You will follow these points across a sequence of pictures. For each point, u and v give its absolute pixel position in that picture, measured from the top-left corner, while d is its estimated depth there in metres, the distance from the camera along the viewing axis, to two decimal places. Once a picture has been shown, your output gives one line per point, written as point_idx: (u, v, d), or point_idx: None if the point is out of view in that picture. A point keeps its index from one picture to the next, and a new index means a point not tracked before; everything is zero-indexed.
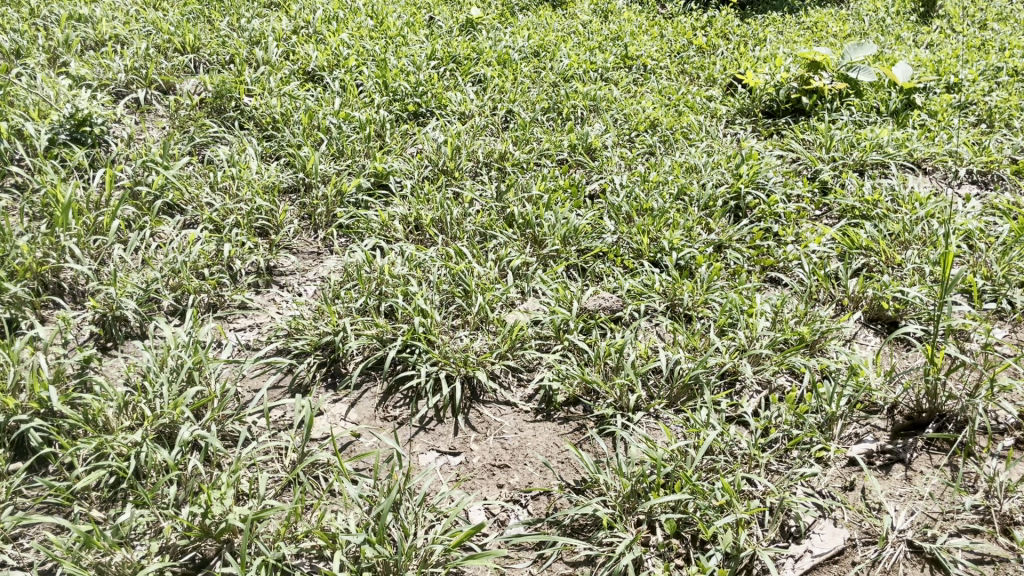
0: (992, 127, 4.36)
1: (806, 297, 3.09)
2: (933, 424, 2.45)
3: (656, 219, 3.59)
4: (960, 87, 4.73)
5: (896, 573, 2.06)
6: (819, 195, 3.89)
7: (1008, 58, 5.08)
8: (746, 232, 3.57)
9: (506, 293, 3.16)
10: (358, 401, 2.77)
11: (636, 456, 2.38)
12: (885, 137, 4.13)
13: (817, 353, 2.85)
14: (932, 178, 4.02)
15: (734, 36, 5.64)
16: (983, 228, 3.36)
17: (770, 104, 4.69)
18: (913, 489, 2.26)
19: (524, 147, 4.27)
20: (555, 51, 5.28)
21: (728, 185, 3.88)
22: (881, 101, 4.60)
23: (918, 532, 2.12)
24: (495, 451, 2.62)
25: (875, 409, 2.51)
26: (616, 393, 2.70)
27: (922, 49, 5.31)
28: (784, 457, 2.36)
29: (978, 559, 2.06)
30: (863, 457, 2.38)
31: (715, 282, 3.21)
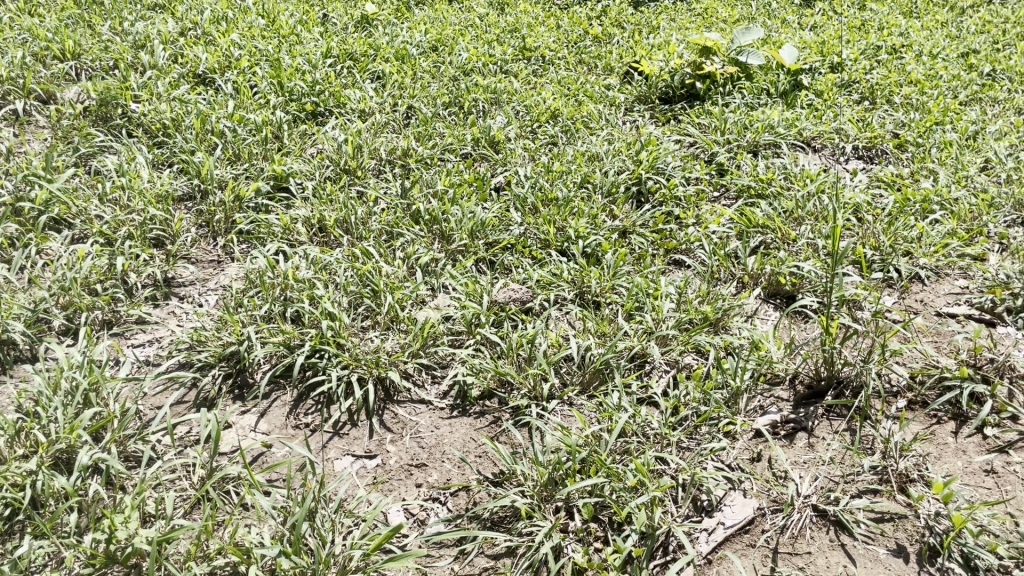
0: (874, 104, 4.56)
1: (708, 277, 3.18)
2: (832, 392, 2.55)
3: (561, 209, 3.63)
4: (844, 66, 4.92)
5: (804, 537, 2.12)
6: (716, 176, 4.00)
7: (887, 37, 5.31)
8: (648, 217, 3.66)
9: (415, 290, 3.13)
10: (267, 410, 2.70)
11: (551, 445, 2.40)
12: (775, 118, 4.28)
13: (720, 330, 2.93)
14: (821, 156, 4.18)
15: (628, 25, 5.74)
16: (870, 201, 3.51)
17: (666, 90, 4.80)
18: (816, 455, 2.35)
19: (427, 143, 4.25)
20: (453, 44, 5.25)
21: (629, 171, 3.95)
22: (770, 83, 4.76)
23: (822, 496, 2.20)
24: (412, 450, 2.59)
25: (778, 381, 2.60)
26: (530, 383, 2.70)
27: (807, 31, 5.51)
28: (694, 433, 2.42)
29: (879, 517, 2.13)
30: (768, 428, 2.46)
31: (621, 268, 3.26)
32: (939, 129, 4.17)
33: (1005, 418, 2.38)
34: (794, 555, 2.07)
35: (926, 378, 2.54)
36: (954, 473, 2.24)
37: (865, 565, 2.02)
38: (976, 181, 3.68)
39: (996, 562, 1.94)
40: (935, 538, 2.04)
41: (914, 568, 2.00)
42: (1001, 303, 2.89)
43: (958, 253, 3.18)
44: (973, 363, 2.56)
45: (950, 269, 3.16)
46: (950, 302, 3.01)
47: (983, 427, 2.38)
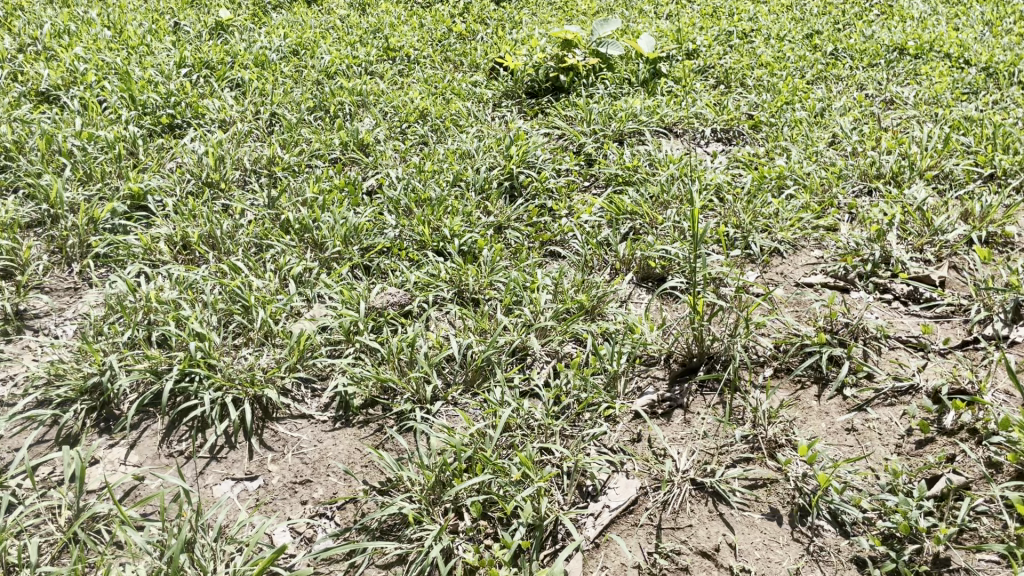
0: (730, 87, 4.75)
1: (582, 267, 3.24)
2: (705, 366, 2.65)
3: (435, 208, 3.61)
4: (699, 53, 5.11)
5: (685, 511, 2.18)
6: (585, 167, 4.08)
7: (737, 23, 5.53)
8: (522, 211, 3.69)
9: (288, 303, 3.04)
10: (137, 442, 2.58)
11: (437, 447, 2.38)
12: (637, 106, 4.41)
13: (597, 317, 2.98)
14: (683, 140, 4.32)
15: (491, 21, 5.77)
16: (729, 181, 3.67)
17: (531, 84, 4.86)
18: (692, 430, 2.43)
19: (293, 150, 4.14)
20: (315, 48, 5.14)
21: (500, 166, 3.97)
22: (631, 72, 4.89)
23: (699, 470, 2.27)
24: (295, 468, 2.52)
25: (653, 361, 2.69)
26: (412, 387, 2.67)
27: (664, 20, 5.68)
28: (577, 420, 2.47)
29: (753, 484, 2.21)
30: (645, 408, 2.53)
31: (497, 263, 3.27)
32: (790, 109, 4.38)
33: (862, 377, 2.52)
34: (676, 529, 2.13)
35: (789, 347, 2.67)
36: (819, 435, 2.35)
37: (742, 531, 2.10)
38: (825, 156, 3.88)
39: (861, 515, 2.04)
40: (804, 498, 2.14)
41: (787, 529, 2.08)
42: (853, 270, 3.05)
43: (811, 226, 3.36)
44: (830, 329, 2.71)
45: (806, 241, 3.32)
46: (807, 272, 3.15)
47: (842, 388, 2.51)
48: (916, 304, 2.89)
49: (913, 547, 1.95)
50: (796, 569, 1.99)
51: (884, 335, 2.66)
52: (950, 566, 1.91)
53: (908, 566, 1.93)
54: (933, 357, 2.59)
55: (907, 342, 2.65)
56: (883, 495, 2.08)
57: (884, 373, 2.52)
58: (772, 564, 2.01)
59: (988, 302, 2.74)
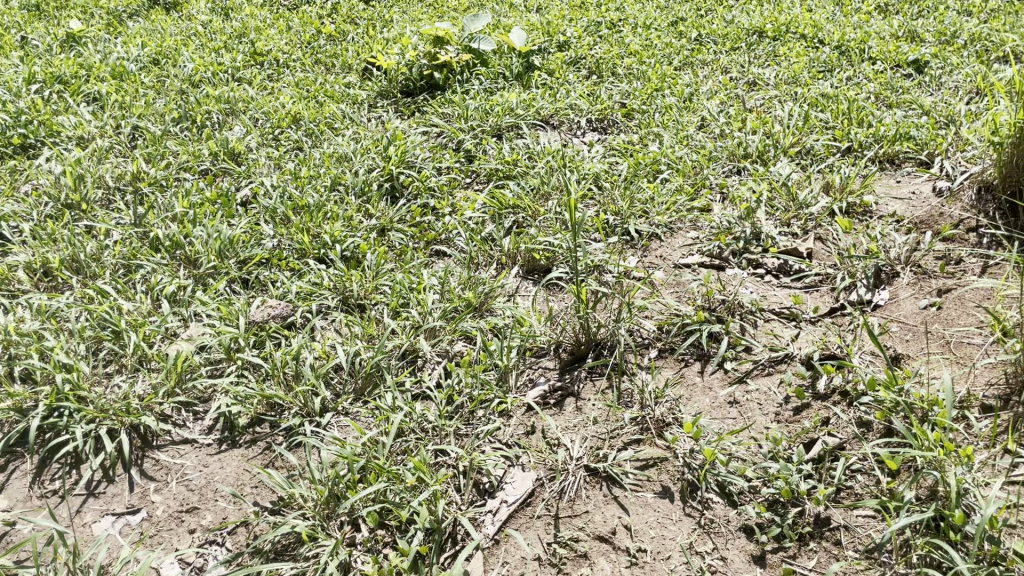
0: (602, 77, 4.83)
1: (468, 264, 3.22)
2: (593, 353, 2.69)
3: (313, 215, 3.52)
4: (570, 44, 5.18)
5: (580, 498, 2.21)
6: (466, 163, 4.06)
7: (605, 13, 5.63)
8: (404, 211, 3.64)
9: (163, 324, 2.90)
10: (5, 485, 2.42)
11: (328, 460, 2.32)
12: (513, 101, 4.43)
13: (485, 313, 2.97)
14: (560, 132, 4.37)
15: (360, 21, 5.68)
16: (607, 170, 3.73)
17: (406, 83, 4.81)
18: (583, 417, 2.46)
19: (159, 164, 3.96)
20: (176, 56, 4.94)
21: (379, 168, 3.91)
22: (505, 67, 4.90)
23: (592, 456, 2.30)
24: (180, 496, 2.41)
25: (543, 353, 2.70)
26: (300, 400, 2.59)
27: (533, 13, 5.72)
28: (471, 419, 2.46)
29: (644, 464, 2.26)
30: (537, 399, 2.55)
31: (382, 266, 3.22)
32: (659, 95, 4.49)
33: (741, 351, 2.61)
34: (573, 517, 2.15)
35: (671, 327, 2.74)
36: (704, 410, 2.42)
37: (637, 512, 2.13)
38: (696, 139, 4.00)
39: (746, 485, 2.11)
40: (693, 473, 2.19)
41: (679, 505, 2.13)
42: (726, 248, 3.16)
43: (686, 208, 3.45)
44: (709, 307, 2.80)
45: (682, 223, 3.41)
46: (684, 252, 3.24)
47: (723, 363, 2.59)
48: (787, 276, 3.01)
49: (796, 510, 2.03)
50: (689, 543, 2.04)
51: (759, 309, 2.77)
52: (830, 525, 1.99)
53: (792, 529, 2.00)
54: (805, 326, 2.70)
55: (781, 314, 2.76)
56: (766, 463, 2.15)
57: (761, 345, 2.61)
58: (667, 541, 2.05)
59: (851, 270, 2.88)
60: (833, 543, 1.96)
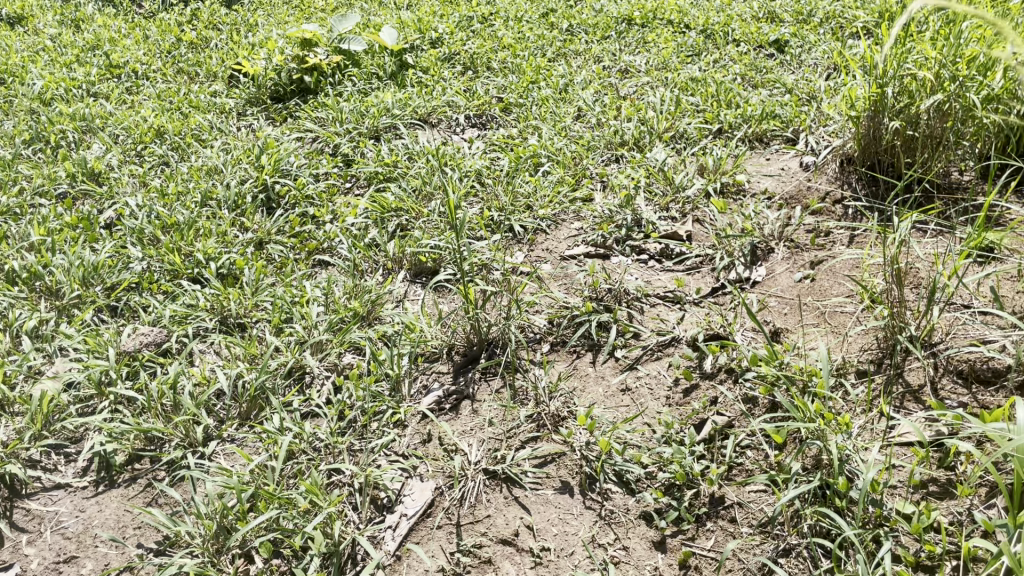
0: (477, 72, 4.79)
1: (352, 272, 3.12)
2: (485, 353, 2.65)
3: (184, 233, 3.35)
4: (442, 41, 5.12)
5: (481, 503, 2.17)
6: (344, 168, 3.94)
7: (475, 7, 5.59)
8: (282, 222, 3.50)
9: (24, 363, 2.70)
10: None
11: (215, 491, 2.21)
12: (388, 101, 4.34)
13: (374, 322, 2.87)
14: (439, 130, 4.30)
15: (223, 26, 5.45)
16: (488, 166, 3.70)
17: (275, 89, 4.65)
18: (480, 419, 2.42)
19: (11, 190, 3.69)
20: (23, 73, 4.62)
21: (253, 179, 3.76)
22: (377, 66, 4.79)
23: (490, 458, 2.27)
24: (56, 546, 2.25)
25: (435, 357, 2.65)
26: (181, 430, 2.45)
27: (404, 11, 5.62)
28: (364, 433, 2.39)
29: (542, 461, 2.24)
30: (433, 406, 2.49)
31: (262, 282, 3.09)
32: (535, 88, 4.49)
33: (630, 338, 2.64)
34: (475, 523, 2.11)
35: (561, 320, 2.74)
36: (598, 401, 2.43)
37: (538, 511, 2.12)
38: (574, 130, 4.01)
39: (642, 472, 2.12)
40: (591, 466, 2.19)
41: (580, 499, 2.13)
42: (610, 237, 3.19)
43: (569, 199, 3.47)
44: (596, 297, 2.81)
45: (566, 214, 3.42)
46: (570, 244, 3.25)
47: (614, 351, 2.61)
48: (670, 260, 3.06)
49: (692, 492, 2.05)
50: (591, 536, 2.03)
51: (644, 295, 2.80)
52: (725, 503, 2.02)
53: (689, 511, 2.03)
54: (689, 307, 2.75)
55: (666, 298, 2.80)
56: (660, 448, 2.17)
57: (649, 331, 2.64)
58: (570, 537, 2.04)
59: (729, 249, 2.95)
60: (729, 521, 1.98)
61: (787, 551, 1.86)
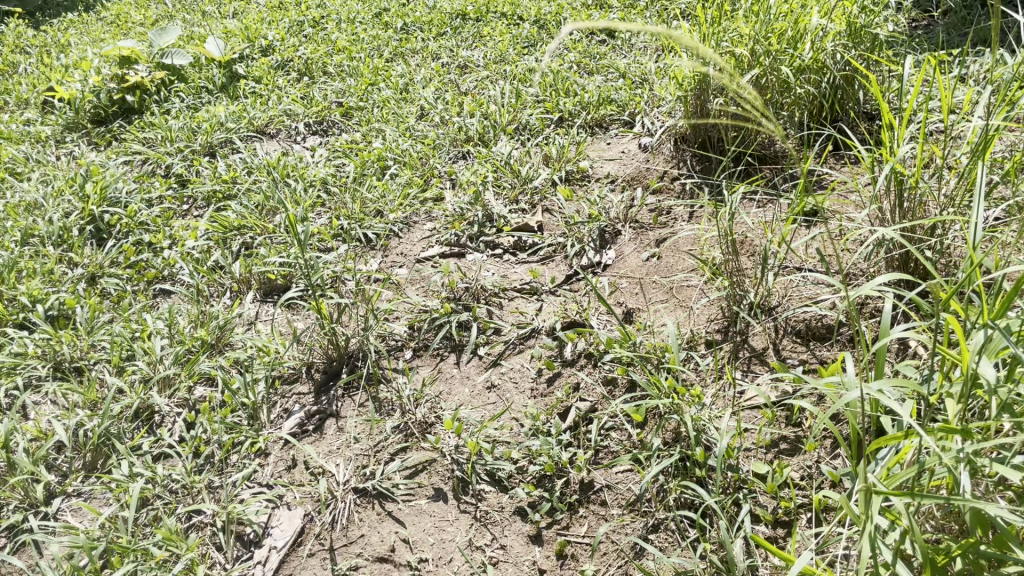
0: (313, 78, 4.64)
1: (196, 298, 2.95)
2: (346, 368, 2.57)
3: (4, 276, 3.09)
4: (273, 48, 4.94)
5: (354, 523, 2.10)
6: (179, 189, 3.73)
7: (305, 11, 5.42)
8: (115, 253, 3.28)
9: None
10: None
11: (62, 553, 2.05)
12: (221, 115, 4.15)
13: (225, 349, 2.72)
14: (278, 140, 4.12)
15: (32, 49, 5.08)
16: (333, 173, 3.59)
17: (96, 111, 4.36)
18: (345, 436, 2.34)
19: None
20: None
21: (78, 210, 3.50)
22: (207, 79, 4.55)
23: (359, 476, 2.20)
24: None
25: (295, 378, 2.56)
26: (18, 492, 2.26)
27: (229, 20, 5.39)
28: (224, 467, 2.28)
29: (413, 471, 2.19)
30: (295, 429, 2.40)
31: (98, 320, 2.89)
32: (375, 89, 4.38)
33: (491, 334, 2.63)
34: (349, 545, 2.04)
35: (421, 325, 2.69)
36: (463, 401, 2.39)
37: (412, 523, 2.06)
38: (418, 129, 3.93)
39: (513, 468, 2.12)
40: (462, 469, 2.16)
41: (454, 504, 2.09)
42: (463, 235, 3.16)
43: (419, 201, 3.41)
44: (454, 297, 2.79)
45: (417, 216, 3.35)
46: (424, 245, 3.19)
47: (477, 349, 2.59)
48: (523, 252, 3.07)
49: (561, 481, 2.06)
50: (468, 540, 2.00)
51: (502, 290, 2.80)
52: (594, 487, 2.04)
53: (561, 500, 2.04)
54: (546, 297, 2.77)
55: (522, 290, 2.81)
56: (528, 441, 2.17)
57: (509, 325, 2.65)
58: (446, 544, 2.00)
59: (579, 236, 3.00)
60: (599, 505, 2.00)
61: (656, 526, 1.89)
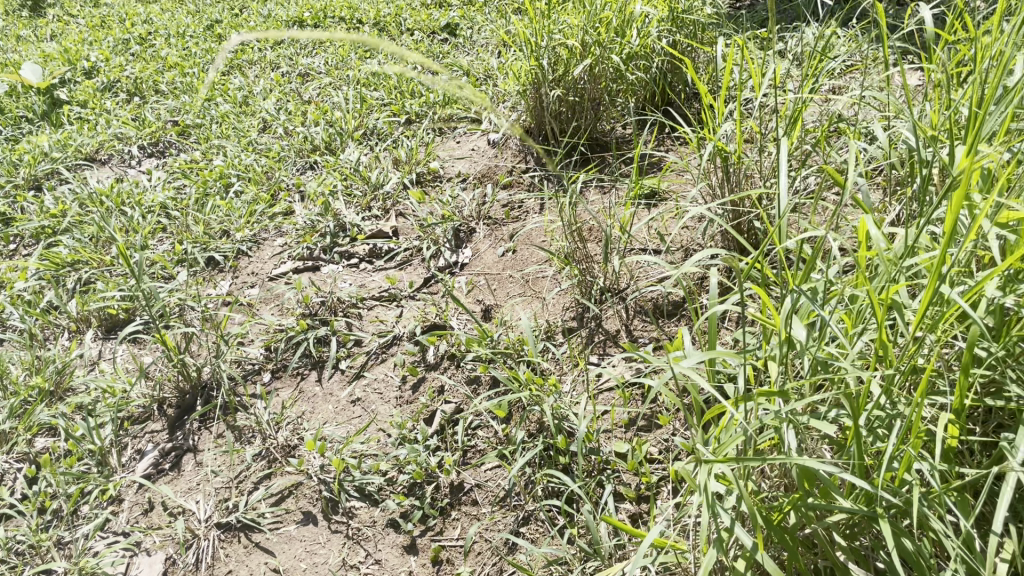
0: (144, 97, 4.39)
1: (29, 343, 2.75)
2: (200, 399, 2.46)
3: None
4: (98, 69, 4.66)
5: (220, 560, 2.01)
6: (4, 228, 3.47)
7: (131, 28, 5.14)
8: None
9: None
10: None
11: None
12: (44, 144, 3.90)
13: (66, 395, 2.55)
14: (110, 167, 3.89)
15: None
16: (173, 196, 3.41)
17: None
18: (204, 472, 2.24)
19: None
20: None
21: None
22: (25, 108, 4.27)
23: (221, 511, 2.11)
24: None
25: (146, 417, 2.43)
26: None
27: (47, 43, 5.05)
28: (74, 520, 2.14)
29: (279, 498, 2.11)
30: (150, 469, 2.28)
31: None
32: (212, 105, 4.16)
33: (353, 346, 2.53)
34: None
35: (277, 345, 2.59)
36: (327, 419, 2.31)
37: (281, 551, 1.99)
38: (261, 142, 3.73)
39: (382, 480, 2.06)
40: (329, 488, 2.09)
41: (324, 525, 2.02)
42: (315, 247, 2.99)
43: (267, 216, 3.24)
44: (310, 313, 2.67)
45: (267, 232, 3.18)
46: (276, 262, 3.01)
47: (339, 363, 2.49)
48: (379, 258, 2.93)
49: (431, 487, 2.03)
50: (341, 560, 1.94)
51: (359, 300, 2.68)
52: (465, 489, 2.01)
53: (433, 506, 2.00)
54: (406, 303, 2.66)
55: (381, 298, 2.69)
56: (395, 451, 2.12)
57: (370, 334, 2.54)
58: (319, 568, 1.94)
59: (434, 238, 2.90)
60: (471, 505, 1.97)
61: (526, 519, 1.89)
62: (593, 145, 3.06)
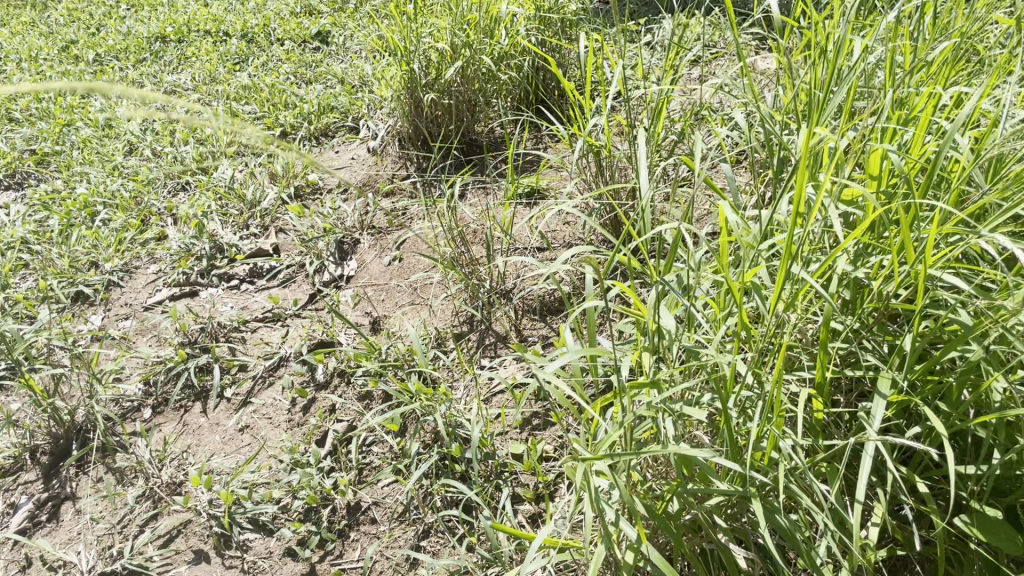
0: None
1: None
2: (76, 442, 2.32)
3: None
4: None
5: None
6: None
7: None
8: None
9: None
10: None
11: None
12: None
13: None
14: None
15: None
16: (34, 229, 3.21)
17: None
18: (85, 519, 2.11)
19: None
20: None
21: None
22: None
23: (105, 559, 2.00)
24: None
25: (18, 468, 2.28)
26: None
27: None
28: None
29: (167, 539, 2.01)
30: (25, 523, 2.14)
31: None
32: (72, 130, 3.92)
33: (237, 372, 2.43)
34: None
35: (157, 378, 2.47)
36: (214, 451, 2.21)
37: None
38: (127, 165, 3.54)
39: (276, 508, 1.99)
40: (221, 523, 2.00)
41: (217, 562, 1.94)
42: (192, 272, 2.85)
43: (138, 242, 3.08)
44: (189, 341, 2.55)
45: (139, 259, 3.03)
46: (151, 291, 2.86)
47: (224, 391, 2.39)
48: (261, 278, 2.80)
49: (328, 510, 1.97)
50: None
51: (242, 323, 2.58)
52: (362, 508, 1.96)
53: (330, 529, 1.94)
54: (292, 322, 2.57)
55: (265, 319, 2.60)
56: (287, 477, 2.05)
57: (255, 358, 2.45)
58: None
59: (317, 252, 2.79)
60: (369, 524, 1.92)
61: (426, 532, 1.86)
62: (468, 147, 3.06)
